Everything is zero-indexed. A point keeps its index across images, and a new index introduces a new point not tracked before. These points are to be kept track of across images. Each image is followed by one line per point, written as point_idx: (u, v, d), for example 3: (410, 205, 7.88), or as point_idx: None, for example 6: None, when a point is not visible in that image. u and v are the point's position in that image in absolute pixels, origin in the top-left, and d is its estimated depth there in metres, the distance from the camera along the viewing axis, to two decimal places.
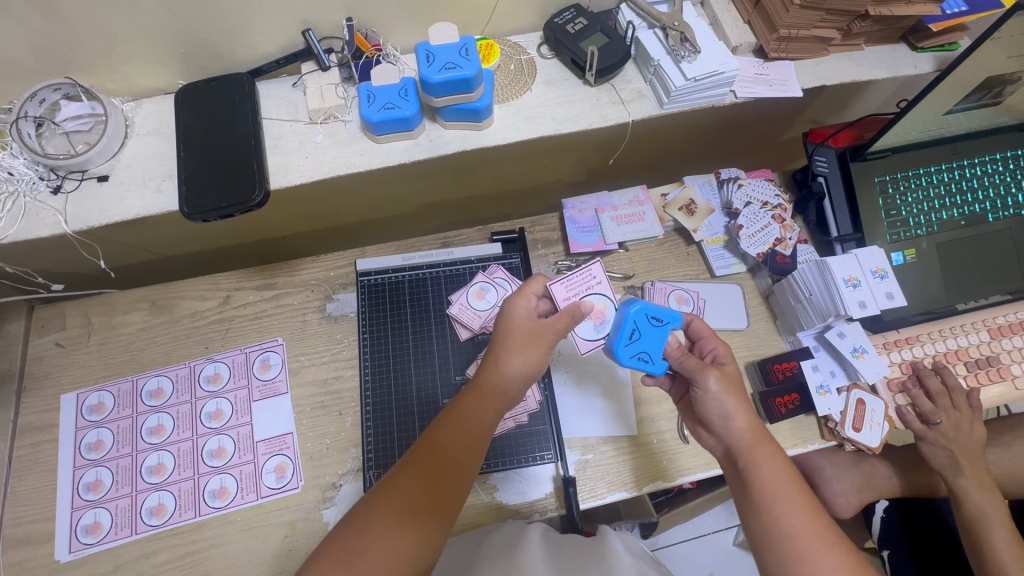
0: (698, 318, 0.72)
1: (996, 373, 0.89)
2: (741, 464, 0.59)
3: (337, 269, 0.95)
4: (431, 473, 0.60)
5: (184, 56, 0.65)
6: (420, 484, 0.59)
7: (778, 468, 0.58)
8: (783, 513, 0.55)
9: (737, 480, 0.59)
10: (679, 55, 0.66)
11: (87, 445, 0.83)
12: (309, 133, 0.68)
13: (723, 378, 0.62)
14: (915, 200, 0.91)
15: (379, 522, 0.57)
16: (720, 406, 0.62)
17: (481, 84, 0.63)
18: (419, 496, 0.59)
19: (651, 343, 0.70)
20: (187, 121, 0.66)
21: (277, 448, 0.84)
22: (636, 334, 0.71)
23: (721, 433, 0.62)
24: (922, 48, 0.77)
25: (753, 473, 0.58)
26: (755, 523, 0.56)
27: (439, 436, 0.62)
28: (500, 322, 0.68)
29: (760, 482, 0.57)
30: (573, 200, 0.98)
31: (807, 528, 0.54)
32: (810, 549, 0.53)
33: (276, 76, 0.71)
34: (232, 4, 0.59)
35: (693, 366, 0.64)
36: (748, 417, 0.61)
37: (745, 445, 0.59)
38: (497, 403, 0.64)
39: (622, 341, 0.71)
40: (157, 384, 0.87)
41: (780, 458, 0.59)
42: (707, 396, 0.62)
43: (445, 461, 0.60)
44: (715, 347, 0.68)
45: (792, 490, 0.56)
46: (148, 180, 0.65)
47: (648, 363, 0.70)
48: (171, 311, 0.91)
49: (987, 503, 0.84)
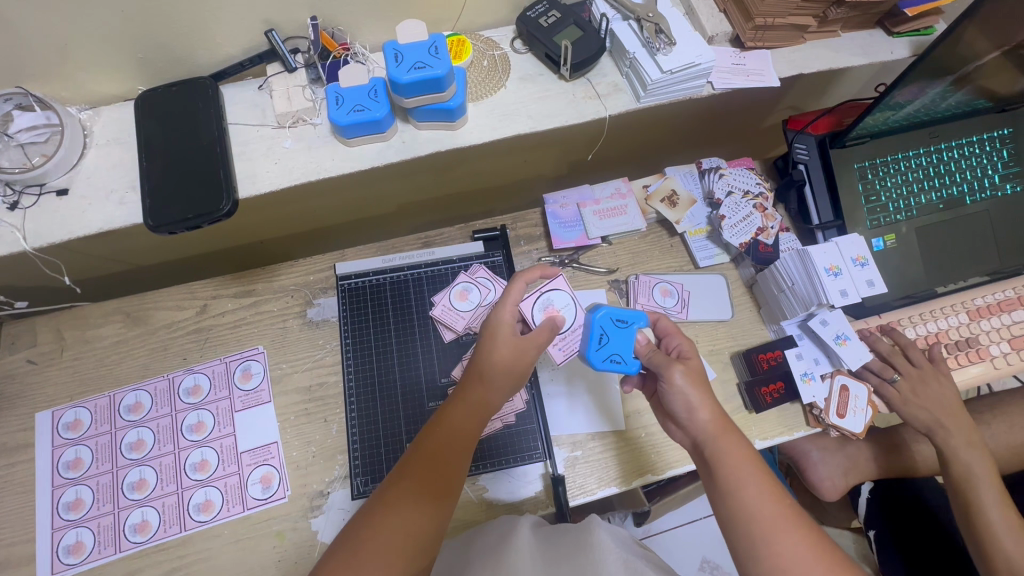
0: (666, 317, 0.71)
1: (975, 354, 0.91)
2: (709, 454, 0.58)
3: (316, 273, 0.93)
4: (427, 476, 0.60)
5: (142, 61, 0.62)
6: (417, 486, 0.59)
7: (743, 454, 0.57)
8: (750, 496, 0.55)
9: (705, 471, 0.58)
10: (654, 47, 0.65)
11: (65, 464, 0.81)
12: (278, 137, 0.66)
13: (689, 372, 0.62)
14: (894, 184, 0.92)
15: (379, 526, 0.56)
16: (684, 401, 0.61)
17: (453, 83, 0.61)
18: (418, 497, 0.58)
19: (621, 344, 0.71)
20: (148, 129, 0.63)
21: (262, 458, 0.82)
22: (605, 337, 0.71)
23: (687, 425, 0.61)
24: (898, 33, 0.76)
25: (718, 462, 0.57)
26: (718, 506, 0.56)
27: (431, 441, 0.62)
28: (487, 330, 0.67)
29: (727, 469, 0.56)
30: (555, 195, 0.97)
31: (772, 509, 0.54)
32: (773, 528, 0.53)
33: (241, 78, 0.68)
34: (189, 4, 0.57)
35: (660, 359, 0.62)
36: (710, 408, 0.60)
37: (710, 435, 0.59)
38: (480, 412, 0.65)
39: (590, 346, 0.71)
40: (135, 398, 0.85)
41: (743, 443, 0.59)
42: (673, 389, 0.61)
43: (440, 462, 0.61)
44: (681, 343, 0.67)
45: (756, 474, 0.56)
46: (110, 193, 0.63)
47: (623, 364, 0.70)
48: (147, 322, 0.89)
49: (972, 482, 0.84)
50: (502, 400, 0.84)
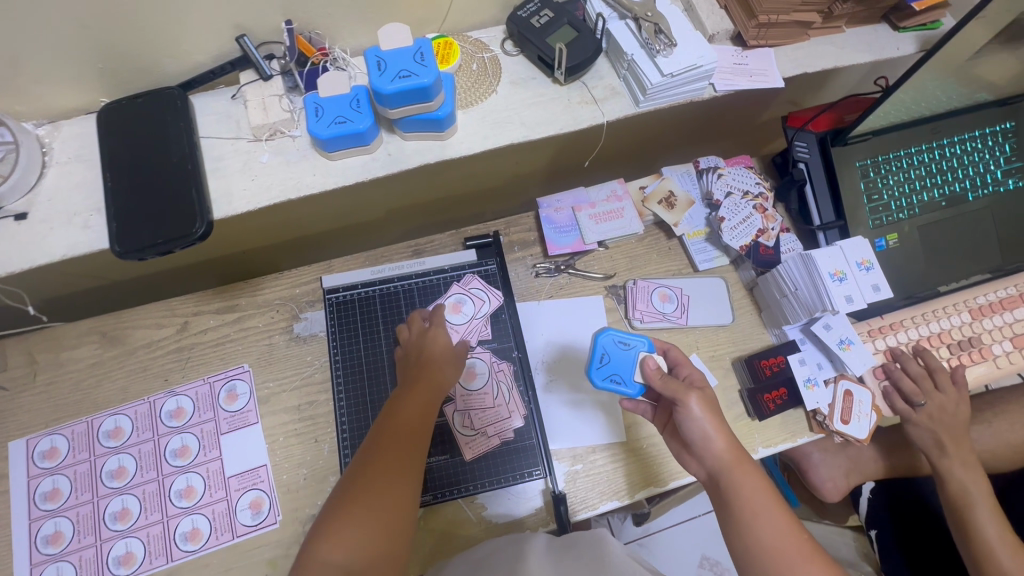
0: (675, 347, 0.71)
1: (978, 354, 0.89)
2: (724, 486, 0.56)
3: (302, 286, 0.89)
4: (400, 437, 0.64)
5: (104, 71, 0.58)
6: (393, 446, 0.63)
7: (760, 487, 0.55)
8: (765, 531, 0.53)
9: (720, 503, 0.57)
10: (654, 49, 0.61)
11: (42, 495, 0.77)
12: (254, 151, 0.61)
13: (704, 399, 0.60)
14: (896, 182, 0.89)
15: (367, 484, 0.59)
16: (700, 430, 0.58)
17: (441, 91, 0.58)
18: (395, 455, 0.62)
19: (621, 365, 0.76)
20: (113, 146, 0.58)
21: (251, 482, 0.79)
22: (607, 358, 0.77)
23: (702, 456, 0.59)
24: (904, 28, 0.73)
25: (737, 497, 0.55)
26: (736, 542, 0.54)
27: (399, 408, 0.67)
28: (417, 336, 0.77)
29: (743, 502, 0.55)
30: (549, 198, 0.93)
31: (788, 545, 0.52)
32: (792, 565, 0.52)
33: (213, 87, 0.64)
34: (152, 10, 0.52)
35: (675, 387, 0.60)
36: (726, 437, 0.58)
37: (727, 466, 0.57)
38: (436, 380, 0.71)
39: (593, 365, 0.77)
40: (114, 423, 0.81)
41: (761, 475, 0.56)
42: (688, 418, 0.59)
43: (412, 423, 0.66)
44: (692, 373, 0.66)
45: (773, 506, 0.54)
46: (74, 215, 0.59)
47: (622, 385, 0.75)
48: (125, 342, 0.85)
49: (972, 482, 0.83)
50: (498, 415, 0.82)
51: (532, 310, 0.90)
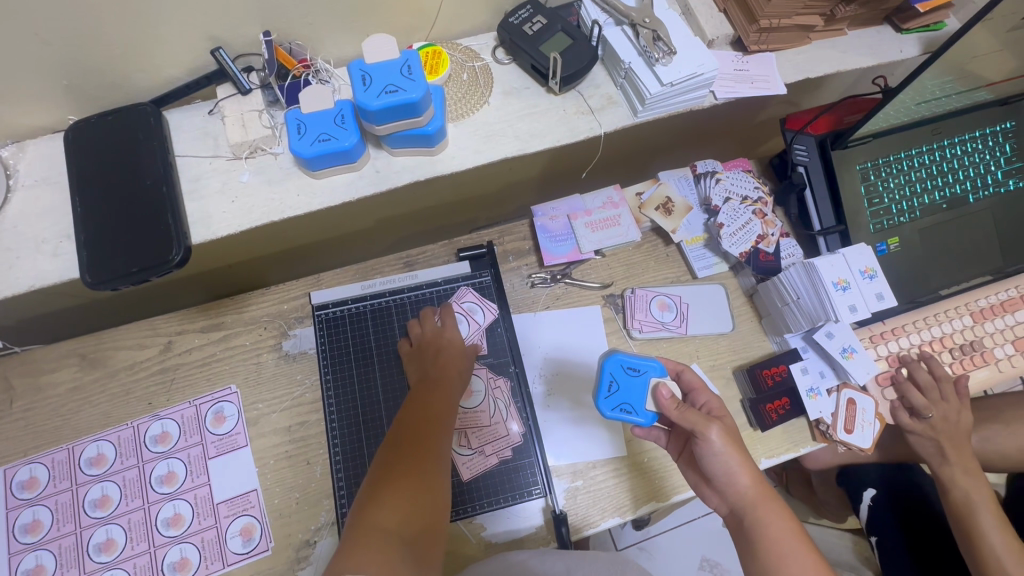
0: (689, 368, 0.69)
1: (980, 358, 0.88)
2: (748, 524, 0.55)
3: (290, 302, 0.86)
4: (426, 425, 0.67)
5: (70, 88, 0.54)
6: (420, 433, 0.66)
7: (786, 528, 0.54)
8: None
9: (743, 543, 0.55)
10: (652, 57, 0.59)
11: (21, 527, 0.74)
12: (234, 169, 0.58)
13: (727, 432, 0.57)
14: (897, 185, 0.88)
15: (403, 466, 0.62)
16: (724, 465, 0.56)
17: (430, 105, 0.55)
18: (424, 441, 0.65)
19: (633, 393, 0.69)
20: (82, 168, 0.55)
21: (241, 508, 0.76)
22: (615, 385, 0.70)
23: (724, 491, 0.57)
24: (908, 29, 0.71)
25: (761, 537, 0.53)
26: None
27: (419, 402, 0.70)
28: (426, 343, 0.79)
29: (769, 544, 0.53)
30: (543, 206, 0.91)
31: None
32: None
33: (189, 101, 0.61)
34: (119, 23, 0.49)
35: (693, 419, 0.57)
36: (750, 473, 0.56)
37: (750, 503, 0.55)
38: (450, 375, 0.76)
39: (600, 394, 0.70)
40: (97, 450, 0.77)
41: (785, 511, 0.55)
42: (710, 452, 0.57)
43: (433, 412, 0.69)
44: (709, 399, 0.65)
45: (802, 547, 0.53)
46: (43, 242, 0.55)
47: (634, 415, 0.68)
48: (106, 365, 0.81)
49: (975, 488, 0.82)
50: (496, 432, 0.79)
51: (528, 322, 0.87)
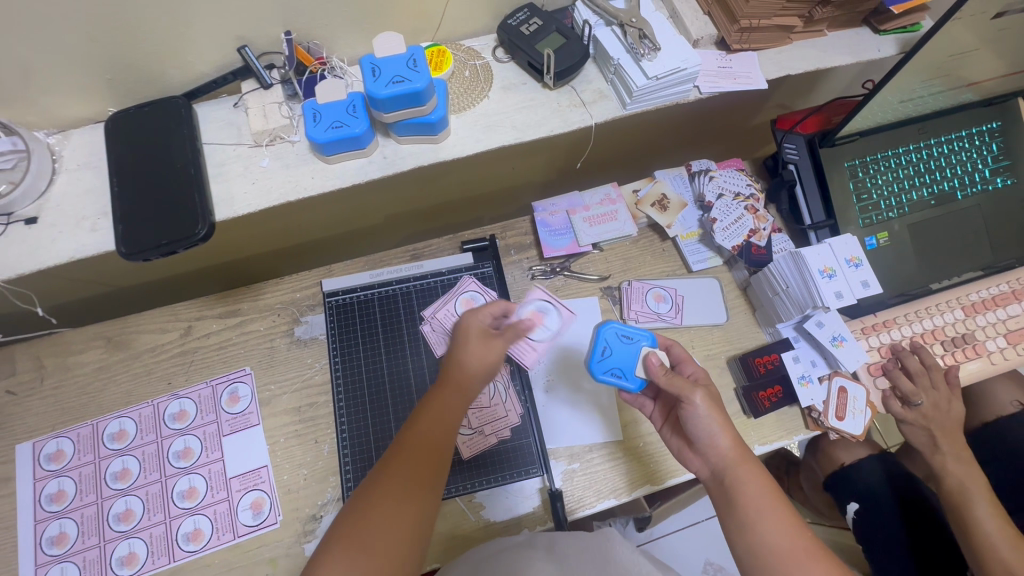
0: (677, 343, 0.73)
1: (972, 350, 0.90)
2: (728, 482, 0.57)
3: (302, 290, 0.91)
4: (417, 462, 0.60)
5: (111, 83, 0.61)
6: (410, 472, 0.60)
7: (763, 485, 0.56)
8: (771, 530, 0.53)
9: (723, 501, 0.57)
10: (639, 53, 0.65)
11: (48, 497, 0.79)
12: (254, 156, 0.64)
13: (709, 396, 0.60)
14: (885, 182, 0.91)
15: (371, 511, 0.57)
16: (707, 426, 0.59)
17: (433, 96, 0.60)
18: (410, 483, 0.59)
19: (625, 360, 0.71)
20: (119, 153, 0.61)
21: (252, 483, 0.80)
22: (608, 351, 0.72)
23: (706, 452, 0.60)
24: (885, 30, 0.76)
25: (741, 494, 0.55)
26: (741, 542, 0.54)
27: (420, 430, 0.63)
28: (458, 334, 0.70)
29: (748, 500, 0.55)
30: (544, 202, 0.95)
31: (793, 542, 0.52)
32: (792, 561, 0.51)
33: (215, 96, 0.67)
34: (156, 22, 0.55)
35: (680, 385, 0.60)
36: (731, 435, 0.59)
37: (731, 463, 0.57)
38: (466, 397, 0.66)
39: (594, 357, 0.72)
40: (119, 426, 0.82)
41: (763, 472, 0.57)
42: (694, 416, 0.60)
43: (428, 445, 0.62)
44: (694, 371, 0.68)
45: (780, 509, 0.54)
46: (81, 221, 0.61)
47: (623, 380, 0.71)
48: (130, 347, 0.87)
49: (969, 475, 0.84)
50: (496, 413, 0.83)
51: None
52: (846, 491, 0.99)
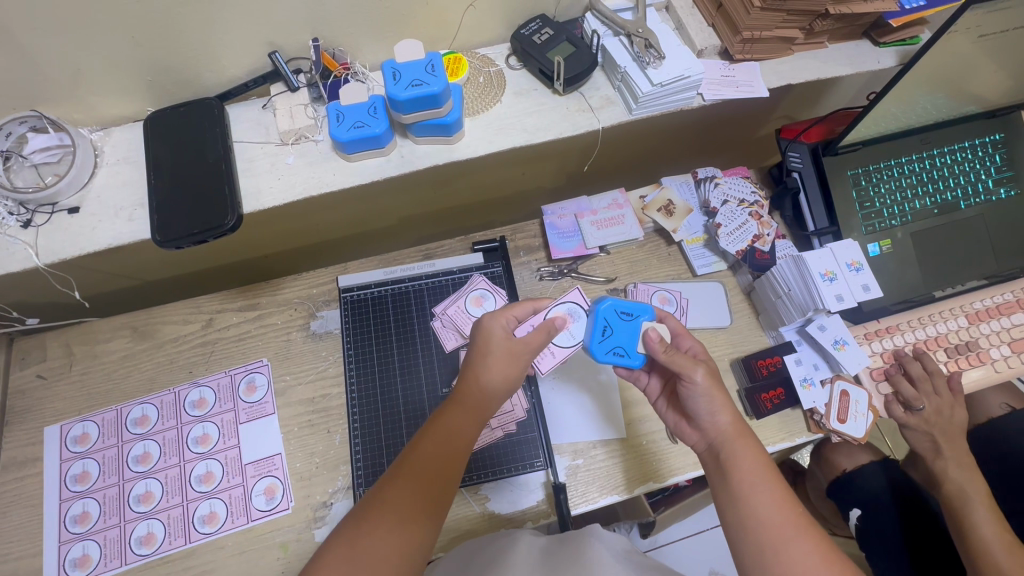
0: (672, 316, 0.74)
1: (975, 357, 0.91)
2: (725, 457, 0.59)
3: (318, 286, 0.94)
4: (421, 482, 0.58)
5: (151, 83, 0.66)
6: (416, 488, 0.58)
7: (758, 462, 0.58)
8: (763, 503, 0.55)
9: (718, 473, 0.59)
10: (645, 61, 0.68)
11: (72, 477, 0.82)
12: (281, 154, 0.69)
13: (710, 374, 0.62)
14: (888, 191, 0.92)
15: (364, 531, 0.53)
16: (707, 403, 0.62)
17: (449, 99, 0.65)
18: (412, 504, 0.56)
19: (625, 337, 0.72)
20: (158, 150, 0.67)
21: (266, 469, 0.83)
22: (609, 329, 0.73)
23: (706, 428, 0.62)
24: (885, 43, 0.81)
25: (736, 468, 0.58)
26: (733, 515, 0.56)
27: (426, 448, 0.60)
28: (478, 337, 0.68)
29: (743, 474, 0.57)
30: (553, 206, 0.98)
31: (783, 516, 0.54)
32: (782, 537, 0.52)
33: (246, 98, 0.72)
34: (196, 29, 0.60)
35: (681, 362, 0.62)
36: (731, 413, 0.61)
37: (728, 438, 0.60)
38: (479, 419, 0.65)
39: (594, 338, 0.73)
40: (141, 411, 0.86)
41: (761, 451, 0.59)
42: (695, 393, 0.62)
43: (439, 461, 0.60)
44: (693, 345, 0.70)
45: (773, 484, 0.56)
46: (119, 211, 0.67)
47: (626, 357, 0.72)
48: (154, 337, 0.90)
49: (969, 480, 0.87)
50: (503, 408, 0.85)
51: None
52: (850, 498, 1.02)
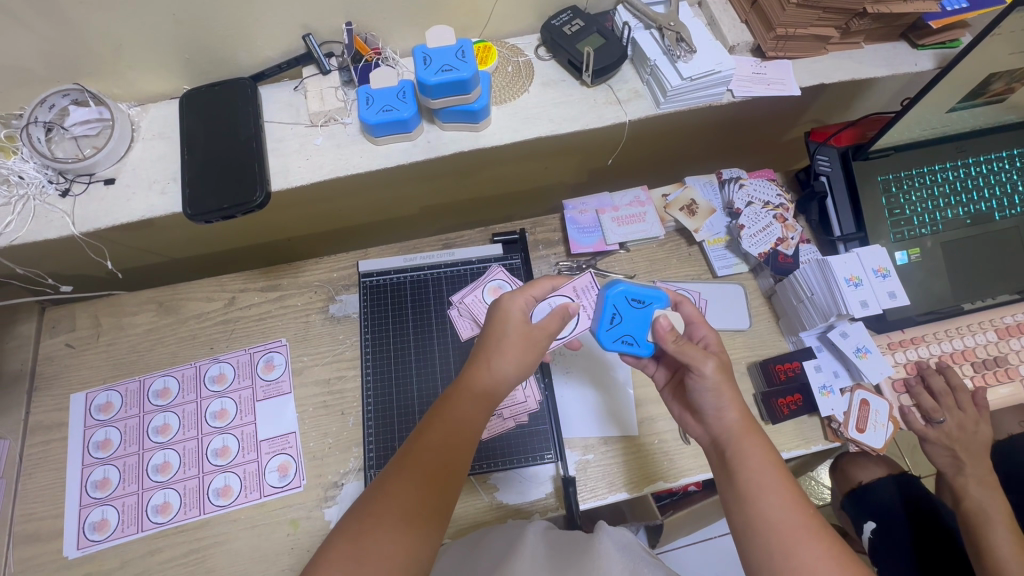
0: (688, 301, 0.71)
1: (1004, 373, 0.88)
2: (730, 455, 0.58)
3: (339, 270, 0.95)
4: (427, 476, 0.57)
5: (188, 62, 0.68)
6: (421, 480, 0.56)
7: (767, 459, 0.57)
8: (772, 505, 0.54)
9: (724, 470, 0.58)
10: (675, 54, 0.69)
11: (95, 444, 0.85)
12: (310, 135, 0.71)
13: (720, 368, 0.61)
14: (919, 198, 0.90)
15: (368, 528, 0.53)
16: (713, 397, 0.61)
17: (478, 85, 0.66)
18: (417, 499, 0.55)
19: (634, 326, 0.72)
20: (194, 128, 0.69)
21: (280, 447, 0.84)
22: (617, 317, 0.72)
23: (712, 423, 0.61)
24: (923, 45, 0.80)
25: (742, 465, 0.57)
26: (740, 514, 0.55)
27: (430, 440, 0.59)
28: (496, 319, 0.67)
29: (750, 474, 0.56)
30: (574, 201, 0.97)
31: (794, 518, 0.53)
32: (793, 540, 0.52)
33: (278, 79, 0.74)
34: (236, 10, 0.62)
35: (691, 354, 0.61)
36: (739, 409, 0.60)
37: (735, 436, 0.59)
38: (486, 408, 0.63)
39: (603, 325, 0.73)
40: (163, 383, 0.88)
41: (769, 449, 0.58)
42: (703, 385, 0.61)
43: (443, 453, 0.58)
44: (707, 335, 0.68)
45: (783, 485, 0.55)
46: (153, 183, 0.69)
47: (634, 346, 0.72)
48: (178, 312, 0.92)
49: (989, 498, 0.85)
50: (516, 399, 0.85)
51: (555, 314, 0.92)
52: (865, 511, 1.00)
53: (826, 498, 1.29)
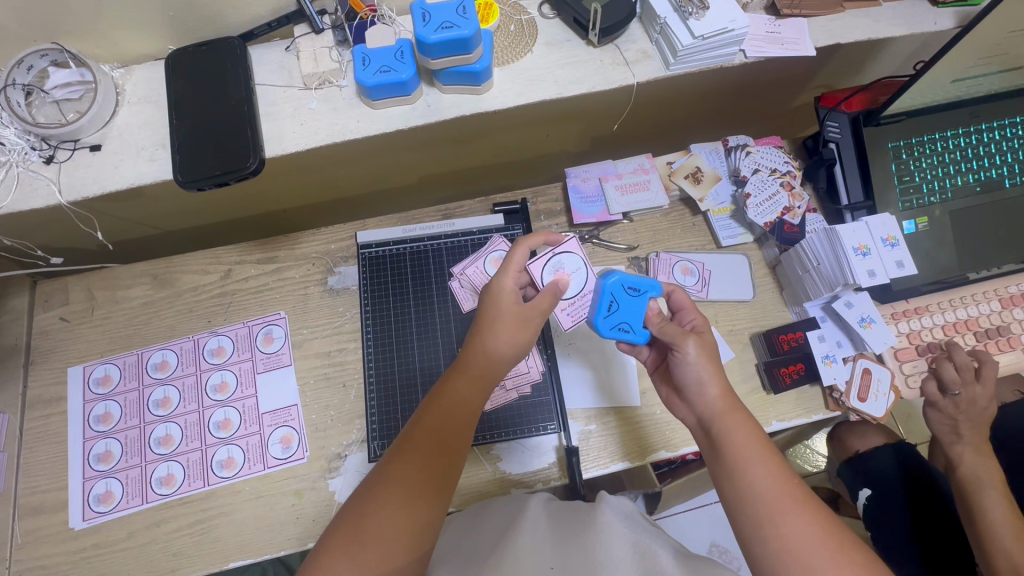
0: (679, 288, 0.70)
1: (1006, 342, 0.88)
2: (715, 432, 0.58)
3: (338, 242, 0.93)
4: (426, 453, 0.57)
5: (172, 19, 0.64)
6: (421, 459, 0.57)
7: (751, 434, 0.57)
8: (758, 476, 0.54)
9: (710, 448, 0.58)
10: (686, 11, 0.65)
11: (95, 417, 0.84)
12: (304, 98, 0.68)
13: (702, 346, 0.62)
14: (929, 165, 0.88)
15: (371, 513, 0.53)
16: (695, 374, 0.61)
17: (479, 45, 0.63)
18: (418, 477, 0.56)
19: (631, 313, 0.70)
20: (181, 91, 0.66)
21: (282, 419, 0.84)
22: (615, 305, 0.71)
23: (697, 402, 0.61)
24: (943, 2, 0.77)
25: (727, 441, 0.57)
26: (728, 488, 0.55)
27: (428, 418, 0.59)
28: (487, 300, 0.66)
29: (736, 447, 0.56)
30: (576, 169, 0.95)
31: (779, 488, 0.53)
32: (780, 510, 0.52)
33: (269, 39, 0.71)
34: None
35: (673, 333, 0.64)
36: (720, 385, 0.60)
37: (717, 413, 0.59)
38: (482, 387, 0.62)
39: (600, 313, 0.71)
40: (161, 357, 0.87)
41: (752, 424, 0.58)
42: (684, 362, 0.62)
43: (442, 430, 0.59)
44: (695, 318, 0.68)
45: (766, 458, 0.55)
46: (141, 150, 0.67)
47: (630, 333, 0.70)
48: (174, 285, 0.90)
49: (982, 464, 0.87)
50: (518, 370, 0.84)
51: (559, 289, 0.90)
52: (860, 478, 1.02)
53: (822, 465, 1.32)
